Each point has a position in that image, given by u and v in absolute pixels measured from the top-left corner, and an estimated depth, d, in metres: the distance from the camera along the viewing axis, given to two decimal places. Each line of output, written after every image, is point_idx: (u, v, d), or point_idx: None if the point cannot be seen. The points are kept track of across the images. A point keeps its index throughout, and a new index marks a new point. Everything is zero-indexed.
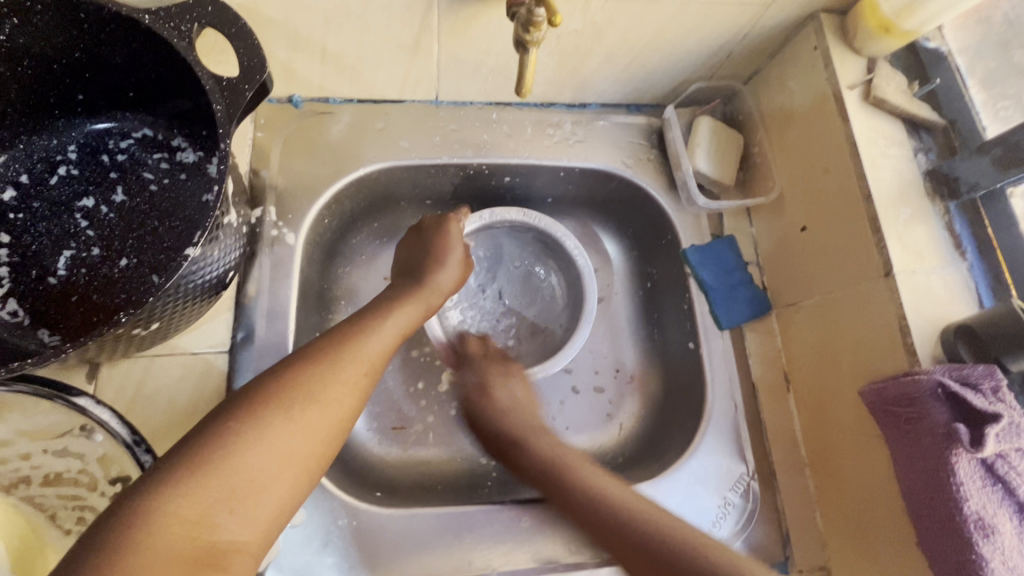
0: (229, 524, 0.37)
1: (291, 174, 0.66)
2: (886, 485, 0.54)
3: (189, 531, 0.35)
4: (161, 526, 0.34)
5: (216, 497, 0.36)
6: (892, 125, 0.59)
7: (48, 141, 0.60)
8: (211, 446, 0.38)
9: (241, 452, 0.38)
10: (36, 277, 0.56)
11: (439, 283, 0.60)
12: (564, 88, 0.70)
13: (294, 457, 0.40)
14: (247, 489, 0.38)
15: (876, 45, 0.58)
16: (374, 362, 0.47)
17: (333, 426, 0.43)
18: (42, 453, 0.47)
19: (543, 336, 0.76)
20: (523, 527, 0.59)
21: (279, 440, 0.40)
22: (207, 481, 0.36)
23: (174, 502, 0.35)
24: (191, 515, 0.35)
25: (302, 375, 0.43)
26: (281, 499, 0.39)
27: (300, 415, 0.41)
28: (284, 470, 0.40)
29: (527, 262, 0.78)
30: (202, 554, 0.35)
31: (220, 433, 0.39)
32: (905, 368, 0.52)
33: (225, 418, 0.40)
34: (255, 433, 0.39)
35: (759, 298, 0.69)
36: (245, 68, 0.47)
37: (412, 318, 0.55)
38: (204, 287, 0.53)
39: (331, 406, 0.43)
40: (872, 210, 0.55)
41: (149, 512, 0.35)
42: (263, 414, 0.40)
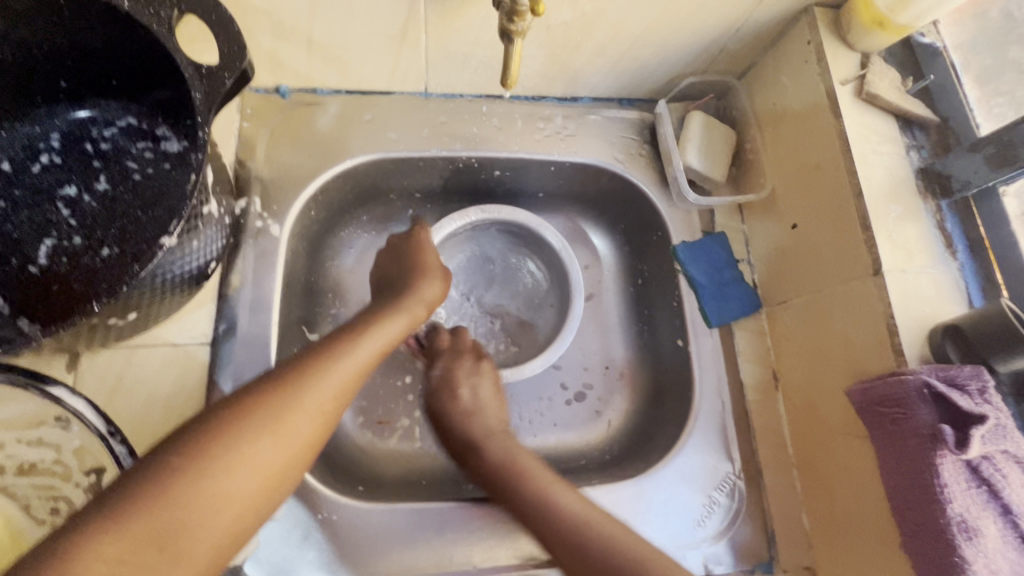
0: (162, 569, 0.33)
1: (277, 165, 0.65)
2: (871, 487, 0.53)
3: (112, 571, 0.32)
4: (80, 566, 0.31)
5: (153, 534, 0.33)
6: (885, 122, 0.58)
7: (31, 128, 0.60)
8: (150, 478, 0.35)
9: (183, 486, 0.35)
10: (16, 265, 0.55)
11: (426, 296, 0.61)
12: (555, 81, 0.70)
13: (245, 494, 0.38)
14: (182, 528, 0.34)
15: (871, 41, 0.57)
16: (348, 385, 0.45)
17: (291, 459, 0.40)
18: (16, 443, 0.46)
19: (535, 325, 0.75)
20: (505, 524, 0.59)
21: (232, 472, 0.37)
22: (142, 517, 0.33)
23: (100, 542, 0.32)
24: (117, 554, 0.32)
25: (265, 402, 0.41)
26: (222, 540, 0.36)
27: (259, 448, 0.39)
28: (228, 508, 0.37)
29: (513, 258, 0.77)
30: None
31: (167, 464, 0.36)
32: (892, 368, 0.51)
33: (173, 445, 0.37)
34: (206, 464, 0.36)
35: (749, 296, 0.69)
36: (225, 55, 0.46)
37: (400, 331, 0.55)
38: (184, 278, 0.52)
39: (294, 435, 0.41)
40: (862, 207, 0.54)
41: (70, 551, 0.31)
42: (218, 442, 0.37)
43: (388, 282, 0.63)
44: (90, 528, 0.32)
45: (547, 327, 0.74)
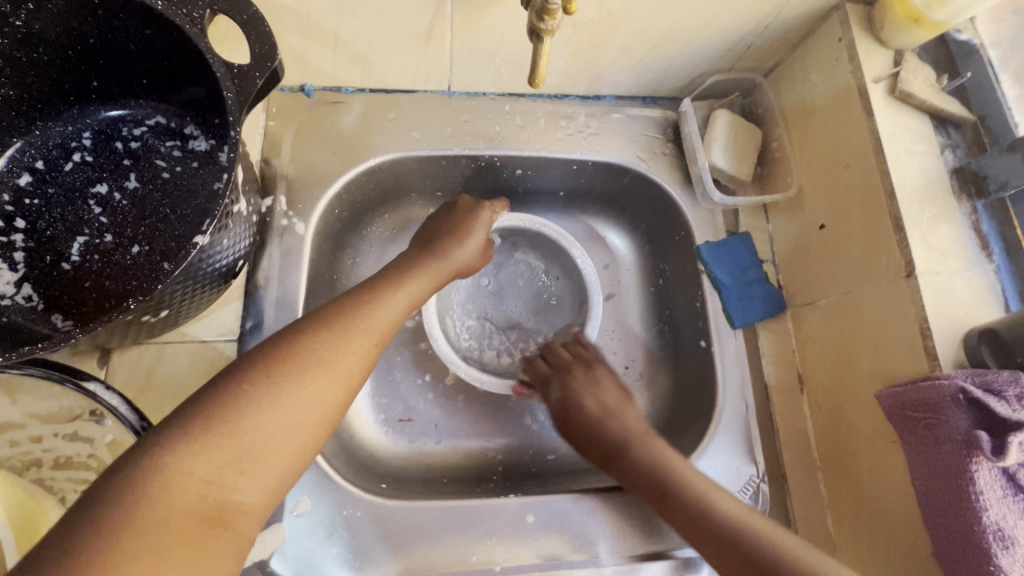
0: (241, 485, 0.37)
1: (302, 163, 0.65)
2: (901, 493, 0.52)
3: (201, 489, 0.35)
4: (171, 485, 0.34)
5: (226, 457, 0.36)
6: (919, 120, 0.56)
7: (63, 127, 0.61)
8: (219, 409, 0.38)
9: (250, 413, 0.38)
10: (50, 262, 0.56)
11: (455, 260, 0.61)
12: (578, 80, 0.69)
13: (304, 424, 0.40)
14: (254, 453, 0.38)
15: (905, 37, 0.56)
16: (383, 334, 0.48)
17: (341, 393, 0.43)
18: (52, 437, 0.47)
19: (554, 324, 0.76)
20: (528, 523, 0.59)
21: (290, 402, 0.40)
22: (216, 440, 0.36)
23: (184, 460, 0.35)
24: (203, 473, 0.35)
25: (312, 341, 0.43)
26: (288, 462, 0.40)
27: (311, 381, 0.41)
28: (291, 437, 0.40)
29: (531, 262, 0.77)
30: (212, 512, 0.35)
31: (231, 394, 0.39)
32: (925, 373, 0.50)
33: (234, 380, 0.40)
34: (268, 395, 0.39)
35: (774, 297, 0.68)
36: (256, 55, 0.47)
37: (422, 290, 0.56)
38: (213, 276, 0.53)
39: (339, 375, 0.43)
40: (895, 208, 0.53)
41: (159, 471, 0.34)
42: (274, 376, 0.40)
43: (425, 237, 0.63)
44: (171, 450, 0.35)
45: (568, 322, 0.75)
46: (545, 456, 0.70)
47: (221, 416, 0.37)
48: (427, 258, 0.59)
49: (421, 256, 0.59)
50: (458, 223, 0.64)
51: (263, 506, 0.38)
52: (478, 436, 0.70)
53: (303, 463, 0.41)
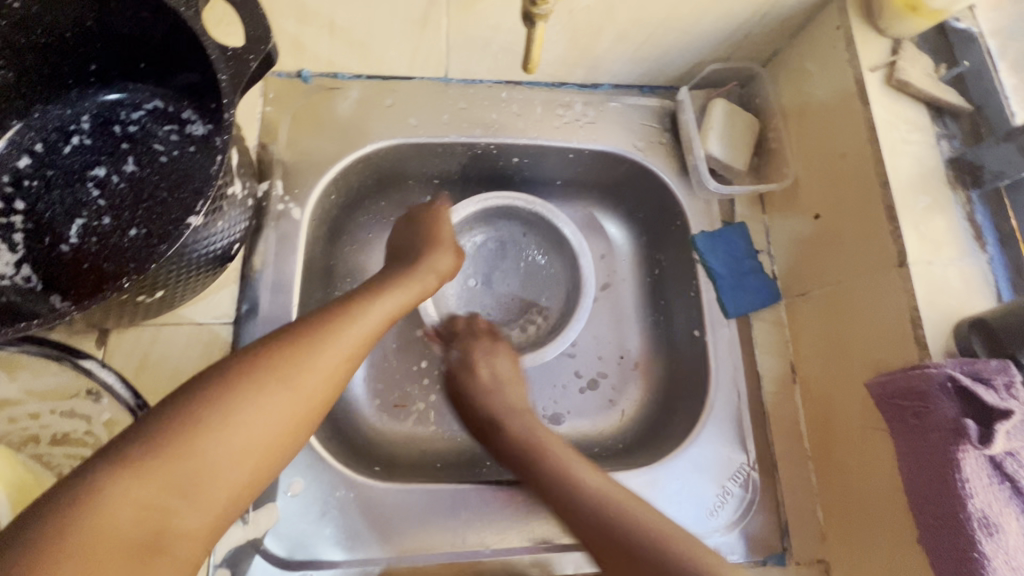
0: (182, 512, 0.38)
1: (299, 149, 0.66)
2: (890, 482, 0.52)
3: (143, 513, 0.37)
4: (112, 509, 0.35)
5: (171, 480, 0.38)
6: (916, 110, 0.56)
7: (62, 111, 0.61)
8: (173, 426, 0.39)
9: (200, 439, 0.39)
10: (48, 243, 0.57)
11: (437, 266, 0.62)
12: (575, 67, 0.69)
13: (254, 449, 0.41)
14: (199, 478, 0.39)
15: (903, 27, 0.56)
16: (355, 348, 0.48)
17: (297, 416, 0.44)
18: (50, 413, 0.48)
19: (552, 272, 0.76)
20: (518, 507, 0.59)
21: (241, 428, 0.41)
22: (164, 464, 0.37)
23: (130, 483, 0.36)
24: (146, 498, 0.37)
25: (271, 363, 0.43)
26: (234, 487, 0.41)
27: (266, 405, 0.42)
28: (239, 460, 0.41)
29: (513, 249, 0.77)
30: (148, 538, 0.37)
31: (186, 414, 0.39)
32: (915, 362, 0.50)
33: (192, 393, 0.40)
34: (221, 419, 0.40)
35: (768, 287, 0.68)
36: (250, 38, 0.47)
37: (405, 301, 0.56)
38: (209, 259, 0.53)
39: (298, 394, 0.44)
40: (888, 197, 0.53)
41: (99, 491, 0.35)
42: (228, 398, 0.41)
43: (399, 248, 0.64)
44: (115, 471, 0.36)
45: (564, 260, 0.75)
46: None
47: (171, 439, 0.38)
48: (407, 268, 0.60)
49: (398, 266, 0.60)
50: (431, 228, 0.65)
51: (205, 531, 0.40)
52: None
53: (249, 487, 0.42)
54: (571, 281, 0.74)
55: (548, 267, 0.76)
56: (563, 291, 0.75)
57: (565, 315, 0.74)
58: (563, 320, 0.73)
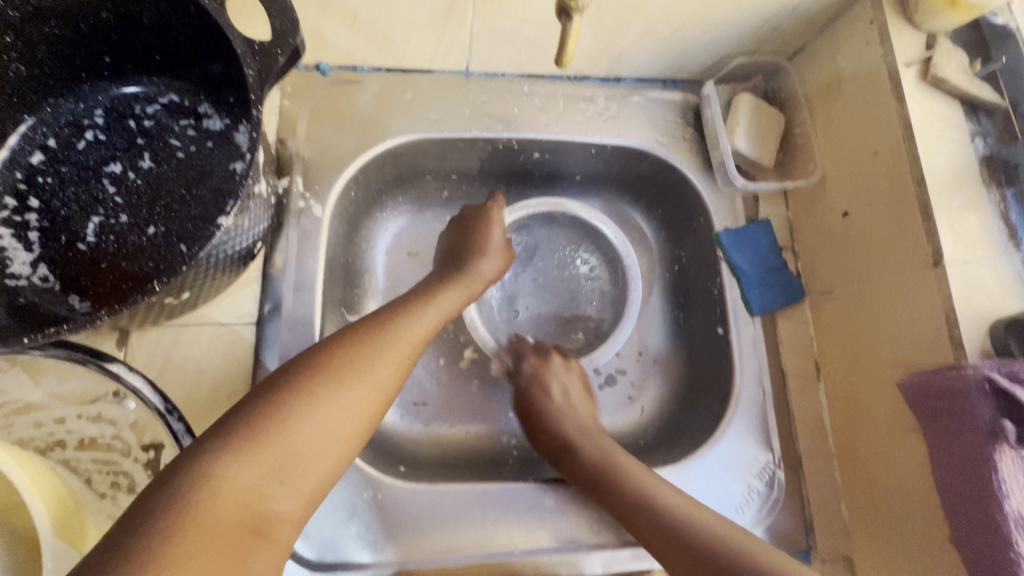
0: (280, 496, 0.38)
1: (318, 144, 0.64)
2: (921, 480, 0.52)
3: (244, 497, 0.36)
4: (217, 492, 0.35)
5: (268, 465, 0.38)
6: (950, 107, 0.55)
7: (74, 105, 0.59)
8: (263, 417, 0.39)
9: (291, 426, 0.40)
10: (65, 243, 0.55)
11: (483, 271, 0.62)
12: (599, 61, 0.68)
13: (342, 436, 0.42)
14: (292, 463, 0.39)
15: (941, 20, 0.55)
16: (413, 346, 0.50)
17: (373, 404, 0.45)
18: (77, 418, 0.47)
19: (570, 250, 0.76)
20: (547, 506, 0.59)
21: (328, 416, 0.41)
22: (259, 452, 0.38)
23: (231, 469, 0.37)
24: (247, 482, 0.37)
25: (350, 355, 0.45)
26: (325, 473, 0.41)
27: (349, 395, 0.43)
28: (328, 447, 0.41)
29: (533, 266, 0.76)
30: (252, 520, 0.36)
31: (273, 405, 0.40)
32: (950, 362, 0.50)
33: (276, 392, 0.41)
34: (308, 407, 0.41)
35: (793, 285, 0.67)
36: (278, 31, 0.45)
37: (453, 302, 0.58)
38: (233, 258, 0.52)
39: (371, 389, 0.45)
40: (924, 195, 0.52)
41: (206, 478, 0.36)
42: (313, 390, 0.42)
43: (449, 253, 0.65)
44: (218, 460, 0.37)
45: (569, 231, 0.75)
46: None
47: (267, 428, 0.39)
48: (454, 275, 0.61)
49: (447, 273, 0.61)
50: (476, 231, 0.65)
51: (299, 516, 0.39)
52: (492, 420, 0.70)
53: (333, 477, 0.42)
54: (590, 236, 0.75)
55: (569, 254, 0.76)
56: (593, 258, 0.76)
57: (610, 259, 0.74)
58: (614, 264, 0.74)
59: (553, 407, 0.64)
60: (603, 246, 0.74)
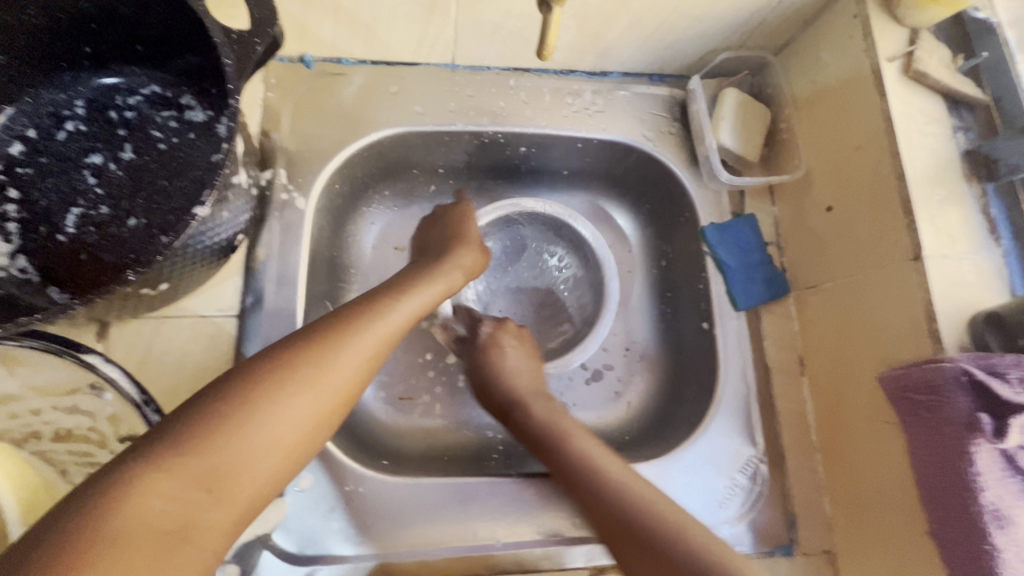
0: (211, 507, 0.38)
1: (302, 137, 0.64)
2: (902, 474, 0.52)
3: (170, 505, 0.36)
4: (142, 500, 0.35)
5: (198, 475, 0.38)
6: (932, 102, 0.55)
7: (55, 95, 0.59)
8: (199, 423, 0.39)
9: (224, 437, 0.39)
10: (45, 234, 0.55)
11: (467, 260, 0.64)
12: (585, 55, 0.68)
13: (281, 445, 0.42)
14: (224, 472, 0.39)
15: (923, 15, 0.55)
16: (373, 351, 0.48)
17: (318, 413, 0.44)
18: (52, 409, 0.47)
19: (538, 245, 0.76)
20: (529, 501, 0.59)
21: (265, 427, 0.41)
22: (190, 464, 0.37)
23: (158, 478, 0.36)
24: (173, 491, 0.36)
25: (295, 361, 0.44)
26: (262, 481, 0.41)
27: (290, 405, 0.42)
28: (264, 456, 0.41)
29: (506, 273, 0.77)
30: (176, 528, 0.36)
31: (209, 415, 0.39)
32: (928, 356, 0.50)
33: (217, 395, 0.40)
34: (246, 418, 0.40)
35: (778, 280, 0.67)
36: (256, 21, 0.45)
37: (434, 294, 0.58)
38: (212, 250, 0.52)
39: (316, 398, 0.44)
40: (904, 190, 0.52)
41: (129, 490, 0.35)
42: (254, 397, 0.41)
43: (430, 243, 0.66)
44: (143, 472, 0.36)
45: (534, 227, 0.74)
46: None
47: (198, 438, 0.38)
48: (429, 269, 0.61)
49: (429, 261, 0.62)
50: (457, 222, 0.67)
51: (232, 524, 0.39)
52: (477, 415, 0.70)
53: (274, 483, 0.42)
54: (554, 228, 0.73)
55: (538, 250, 0.76)
56: (560, 248, 0.75)
57: (576, 247, 0.74)
58: (582, 252, 0.73)
59: None
60: (569, 234, 0.73)
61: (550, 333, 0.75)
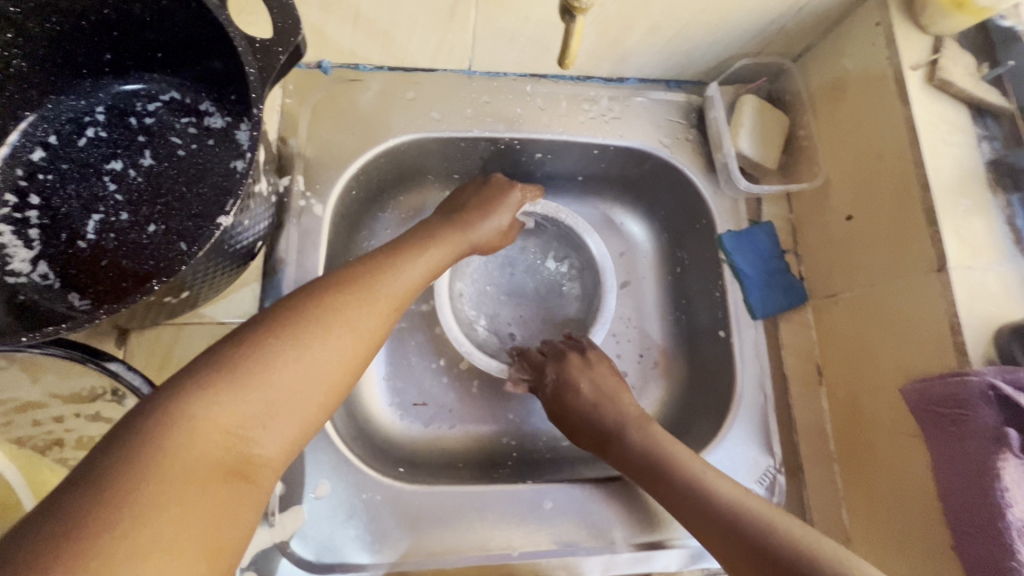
0: (264, 441, 0.36)
1: (319, 143, 0.64)
2: (924, 487, 0.52)
3: (227, 439, 0.35)
4: (198, 433, 0.33)
5: (253, 407, 0.36)
6: (956, 110, 0.55)
7: (75, 102, 0.59)
8: (246, 358, 0.37)
9: (276, 370, 0.38)
10: (65, 240, 0.55)
11: (481, 234, 0.61)
12: (603, 61, 0.67)
13: (329, 383, 0.40)
14: (277, 405, 0.37)
15: (947, 23, 0.54)
16: (403, 298, 0.48)
17: (361, 352, 0.43)
18: (74, 417, 0.47)
19: (524, 258, 0.76)
20: (546, 509, 0.59)
21: (314, 362, 0.39)
22: (241, 394, 0.36)
23: (213, 409, 0.34)
24: (229, 424, 0.35)
25: (334, 302, 0.43)
26: (311, 417, 0.39)
27: (333, 340, 0.41)
28: (316, 390, 0.39)
29: (506, 292, 0.75)
30: (234, 463, 0.34)
31: (254, 348, 0.38)
32: (952, 368, 0.49)
33: (261, 332, 0.39)
34: (290, 351, 0.39)
35: (796, 288, 0.67)
36: (279, 30, 0.45)
37: (446, 258, 0.56)
38: (233, 257, 0.52)
39: (357, 336, 0.43)
40: (929, 200, 0.52)
41: (182, 419, 0.34)
42: (300, 333, 0.40)
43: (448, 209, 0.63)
44: (196, 400, 0.34)
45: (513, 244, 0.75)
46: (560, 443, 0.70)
47: (246, 370, 0.37)
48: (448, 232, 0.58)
49: (444, 225, 0.59)
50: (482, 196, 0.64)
51: (282, 462, 0.38)
52: (492, 421, 0.70)
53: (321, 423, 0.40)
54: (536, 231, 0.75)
55: (524, 259, 0.76)
56: (545, 241, 0.75)
57: (562, 237, 0.74)
58: (569, 239, 0.74)
59: (554, 410, 0.64)
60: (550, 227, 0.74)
61: (571, 322, 0.74)
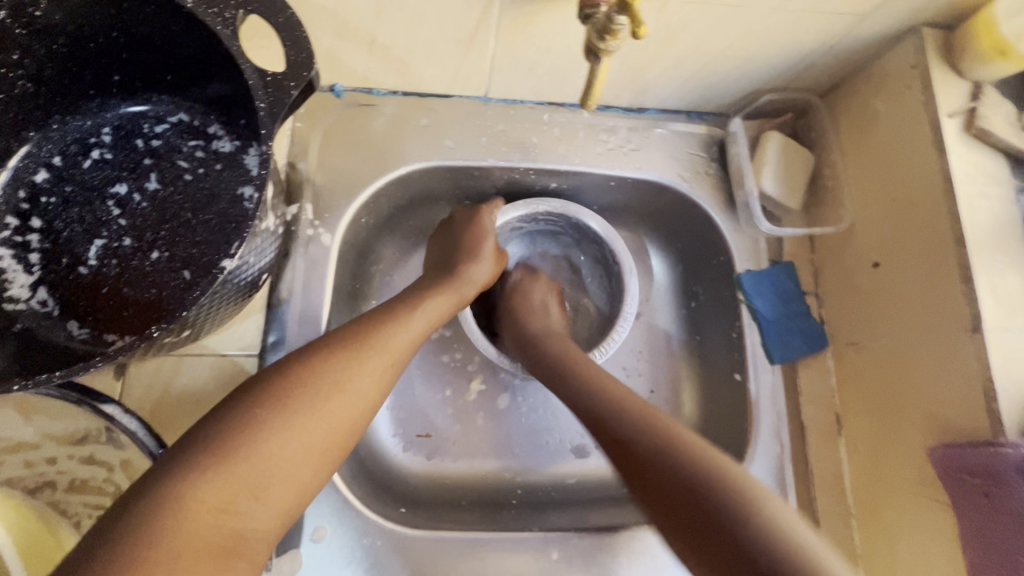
0: (253, 516, 0.38)
1: (329, 169, 0.63)
2: (949, 558, 0.50)
3: (217, 518, 0.37)
4: (185, 515, 0.36)
5: (241, 484, 0.38)
6: (995, 160, 0.53)
7: (82, 122, 0.58)
8: (235, 431, 0.39)
9: (264, 442, 0.40)
10: (66, 265, 0.54)
11: (472, 276, 0.60)
12: (623, 91, 0.65)
13: (317, 450, 0.42)
14: (267, 480, 0.39)
15: (987, 70, 0.52)
16: (398, 356, 0.49)
17: (351, 416, 0.44)
18: (66, 459, 0.46)
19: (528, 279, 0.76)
20: (552, 560, 0.57)
21: (300, 433, 0.41)
22: (229, 471, 0.38)
23: (201, 489, 0.37)
24: (218, 503, 0.37)
25: (324, 367, 0.44)
26: (303, 485, 0.41)
27: (324, 406, 0.43)
28: (304, 462, 0.41)
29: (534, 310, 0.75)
30: (225, 542, 0.37)
31: (244, 420, 0.40)
32: (985, 436, 0.47)
33: (253, 404, 0.41)
34: (280, 422, 0.41)
35: (816, 333, 0.64)
36: (293, 63, 0.43)
37: (446, 307, 0.56)
38: (238, 290, 0.50)
39: (347, 401, 0.44)
40: (964, 255, 0.50)
41: (172, 499, 0.36)
42: (289, 403, 0.42)
43: (442, 253, 0.63)
44: (186, 480, 0.37)
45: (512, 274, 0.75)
46: (565, 482, 0.68)
47: (237, 444, 0.39)
48: (445, 278, 0.59)
49: (439, 277, 0.59)
50: (470, 236, 0.62)
51: (274, 533, 0.40)
52: (496, 455, 0.68)
53: (311, 492, 0.42)
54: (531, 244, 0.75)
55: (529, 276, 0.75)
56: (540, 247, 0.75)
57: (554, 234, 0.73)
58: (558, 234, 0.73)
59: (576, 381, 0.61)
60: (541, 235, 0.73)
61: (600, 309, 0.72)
